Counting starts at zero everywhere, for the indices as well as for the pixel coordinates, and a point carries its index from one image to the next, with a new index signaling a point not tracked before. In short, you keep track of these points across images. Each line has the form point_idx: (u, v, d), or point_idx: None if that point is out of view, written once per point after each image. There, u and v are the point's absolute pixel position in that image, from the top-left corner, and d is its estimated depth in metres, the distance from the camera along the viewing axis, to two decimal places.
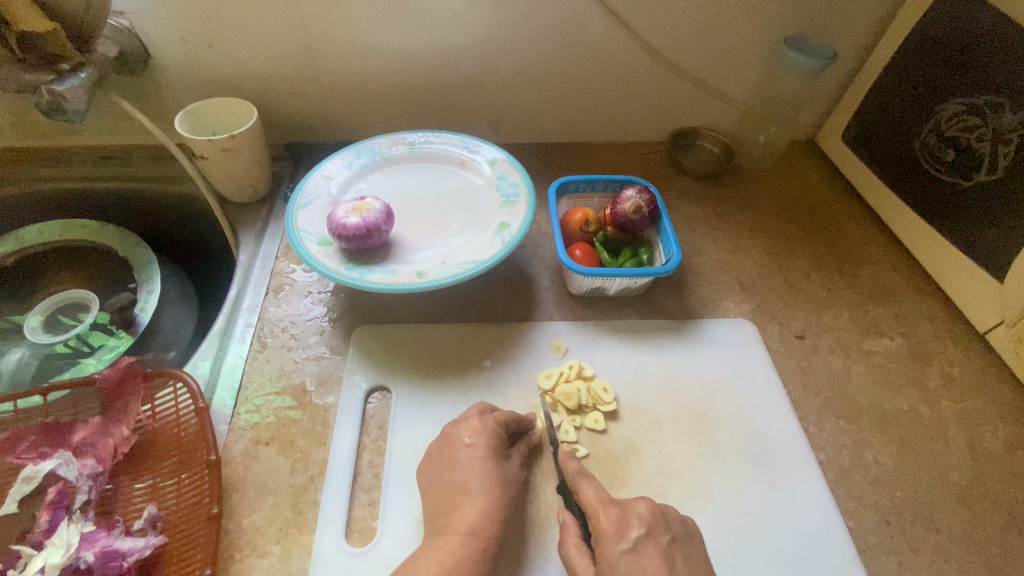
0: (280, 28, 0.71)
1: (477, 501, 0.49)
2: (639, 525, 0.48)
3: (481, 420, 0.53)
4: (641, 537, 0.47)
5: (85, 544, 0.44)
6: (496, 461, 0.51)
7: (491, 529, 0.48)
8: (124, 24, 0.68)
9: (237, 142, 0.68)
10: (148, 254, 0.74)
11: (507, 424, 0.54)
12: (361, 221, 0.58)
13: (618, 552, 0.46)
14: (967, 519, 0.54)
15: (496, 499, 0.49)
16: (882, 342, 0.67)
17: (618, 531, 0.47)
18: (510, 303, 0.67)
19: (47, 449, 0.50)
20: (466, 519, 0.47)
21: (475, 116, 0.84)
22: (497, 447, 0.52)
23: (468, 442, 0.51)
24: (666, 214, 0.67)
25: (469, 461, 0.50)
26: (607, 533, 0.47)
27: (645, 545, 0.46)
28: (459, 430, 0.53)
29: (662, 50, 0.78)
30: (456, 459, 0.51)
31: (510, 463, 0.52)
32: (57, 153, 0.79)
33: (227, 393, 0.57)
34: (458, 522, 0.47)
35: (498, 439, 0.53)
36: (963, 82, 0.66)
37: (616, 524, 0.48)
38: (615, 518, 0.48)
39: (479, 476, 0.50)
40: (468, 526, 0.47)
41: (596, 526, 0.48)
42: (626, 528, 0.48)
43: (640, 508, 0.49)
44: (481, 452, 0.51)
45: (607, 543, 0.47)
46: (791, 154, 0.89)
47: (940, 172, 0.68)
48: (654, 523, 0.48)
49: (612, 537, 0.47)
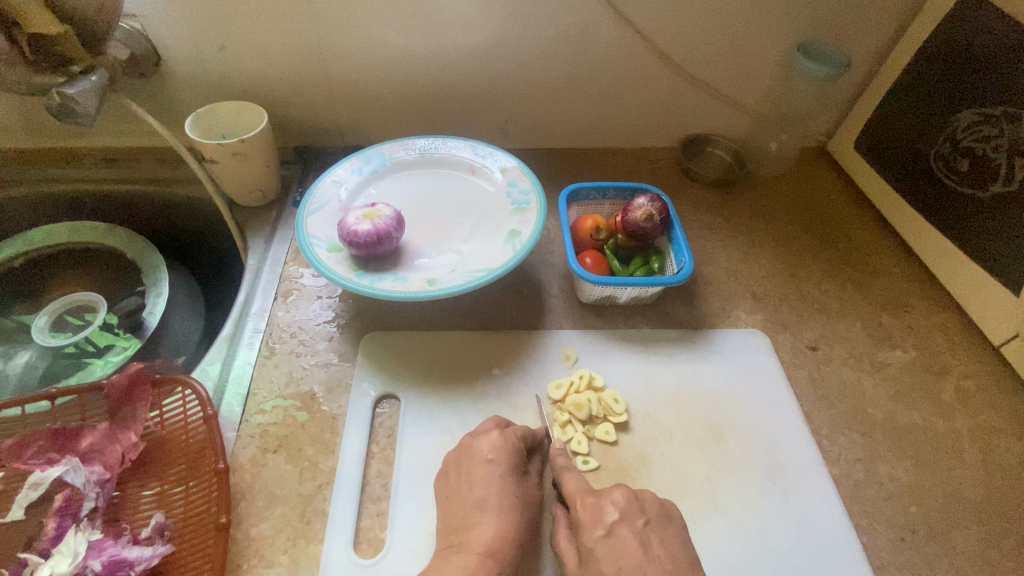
0: (290, 32, 0.71)
1: (491, 520, 0.48)
2: (614, 510, 0.49)
3: (502, 434, 0.53)
4: (616, 521, 0.48)
5: (93, 553, 0.44)
6: (512, 472, 0.51)
7: (506, 546, 0.48)
8: (136, 26, 0.68)
9: (247, 146, 0.67)
10: (156, 257, 0.74)
11: (525, 437, 0.54)
12: (372, 227, 0.57)
13: (594, 538, 0.47)
14: (982, 536, 0.53)
15: (512, 514, 0.49)
16: (895, 354, 0.66)
17: (595, 517, 0.48)
18: (520, 311, 0.66)
19: (54, 455, 0.50)
20: (481, 540, 0.47)
21: (485, 121, 0.84)
22: (517, 463, 0.52)
23: (489, 458, 0.51)
24: (679, 223, 0.66)
25: (486, 476, 0.50)
26: (584, 521, 0.48)
27: (620, 529, 0.48)
28: (479, 442, 0.52)
29: (674, 57, 0.77)
30: (475, 475, 0.50)
31: (526, 481, 0.52)
32: (65, 155, 0.79)
33: (236, 399, 0.57)
34: (471, 543, 0.47)
35: (517, 454, 0.52)
36: (982, 90, 0.65)
37: (592, 512, 0.49)
38: (590, 506, 0.49)
39: (497, 493, 0.50)
40: (484, 545, 0.47)
41: (576, 516, 0.49)
42: (603, 513, 0.49)
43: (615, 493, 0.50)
44: (500, 468, 0.51)
45: (584, 530, 0.48)
46: (803, 162, 0.88)
47: (954, 182, 0.67)
48: (631, 506, 0.49)
49: (589, 524, 0.48)
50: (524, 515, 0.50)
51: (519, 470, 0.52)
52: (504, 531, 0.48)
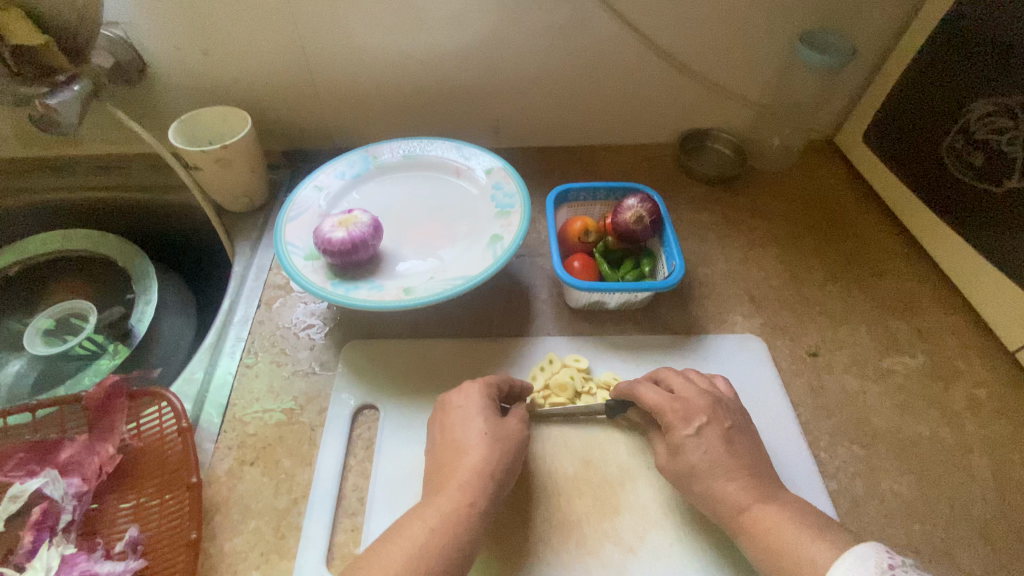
0: (273, 36, 0.70)
1: (475, 453, 0.47)
2: (702, 415, 0.49)
3: (471, 381, 0.52)
4: (705, 422, 0.49)
5: (65, 568, 0.44)
6: (488, 407, 0.50)
7: (491, 483, 0.46)
8: (119, 34, 0.68)
9: (230, 152, 0.67)
10: (146, 264, 0.74)
11: (500, 385, 0.53)
12: (347, 235, 0.56)
13: (683, 436, 0.49)
14: (991, 557, 0.50)
15: (504, 446, 0.48)
16: (902, 361, 0.62)
17: (683, 418, 0.50)
18: (506, 317, 0.64)
19: (34, 466, 0.50)
20: (463, 474, 0.46)
21: (474, 121, 0.82)
22: (490, 405, 0.51)
23: (459, 404, 0.50)
24: (669, 224, 0.63)
25: (463, 419, 0.49)
26: (673, 421, 0.50)
27: (706, 429, 0.49)
28: (450, 395, 0.52)
29: (668, 49, 0.74)
30: (450, 425, 0.49)
31: (507, 421, 0.50)
32: (58, 163, 0.79)
33: (215, 410, 0.56)
34: (454, 479, 0.46)
35: (489, 398, 0.51)
36: (993, 81, 0.60)
37: (680, 414, 0.50)
38: (679, 410, 0.50)
39: (472, 432, 0.48)
40: (463, 478, 0.45)
41: (662, 419, 0.50)
42: (692, 416, 0.50)
43: (697, 401, 0.51)
44: (473, 411, 0.50)
45: (672, 429, 0.49)
46: (808, 157, 0.84)
47: (968, 178, 0.63)
48: (717, 411, 0.50)
49: (677, 423, 0.49)
50: (511, 453, 0.48)
51: (497, 411, 0.51)
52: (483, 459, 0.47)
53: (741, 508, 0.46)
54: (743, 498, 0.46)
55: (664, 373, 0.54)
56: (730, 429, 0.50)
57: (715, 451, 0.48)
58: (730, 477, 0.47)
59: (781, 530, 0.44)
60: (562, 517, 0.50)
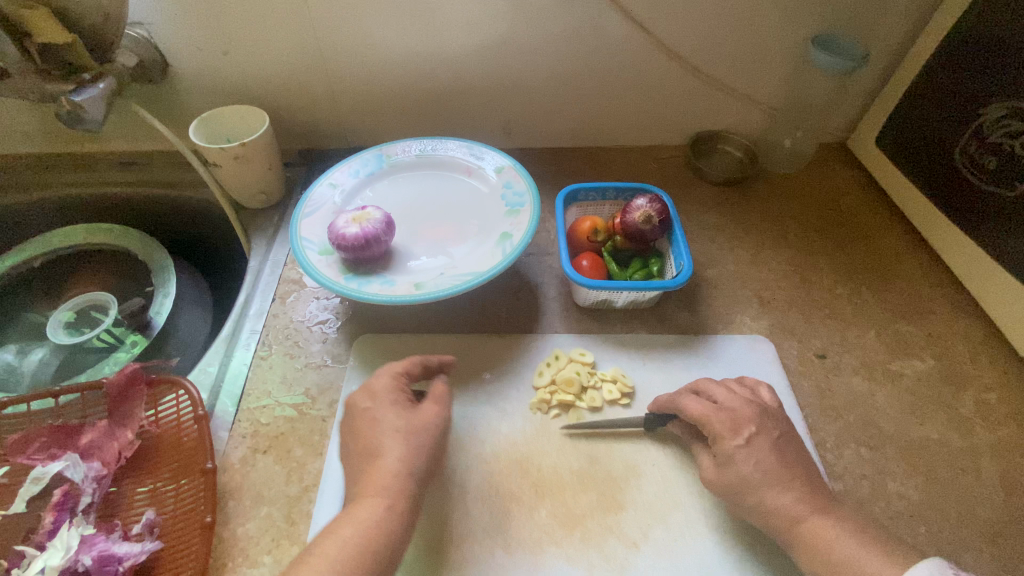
0: (292, 36, 0.71)
1: (396, 452, 0.47)
2: (750, 424, 0.50)
3: (387, 379, 0.51)
4: (754, 432, 0.49)
5: (84, 548, 0.46)
6: (398, 403, 0.50)
7: (410, 481, 0.46)
8: (143, 33, 0.70)
9: (248, 149, 0.68)
10: (165, 258, 0.76)
11: (406, 373, 0.52)
12: (360, 231, 0.57)
13: (734, 446, 0.49)
14: (997, 561, 0.49)
15: (417, 443, 0.48)
16: (911, 364, 0.62)
17: (731, 428, 0.50)
18: (515, 314, 0.65)
19: (56, 450, 0.52)
20: (382, 476, 0.45)
21: (485, 122, 0.83)
22: (404, 401, 0.50)
23: (367, 405, 0.50)
24: (678, 224, 0.64)
25: (371, 419, 0.49)
26: (720, 431, 0.50)
27: (758, 440, 0.49)
28: (354, 396, 0.51)
29: (679, 51, 0.75)
30: (364, 426, 0.49)
31: (421, 410, 0.50)
32: (82, 159, 0.82)
33: (229, 399, 0.58)
34: (374, 483, 0.45)
35: (400, 394, 0.51)
36: (1007, 85, 0.60)
37: (728, 424, 0.50)
38: (727, 419, 0.50)
39: (389, 434, 0.48)
40: (383, 482, 0.45)
41: (709, 430, 0.51)
42: (740, 426, 0.50)
43: (744, 411, 0.51)
44: (380, 411, 0.49)
45: (721, 439, 0.50)
46: (819, 160, 0.84)
47: (982, 182, 0.62)
48: (764, 419, 0.51)
49: (726, 434, 0.50)
50: (426, 445, 0.48)
51: (412, 405, 0.50)
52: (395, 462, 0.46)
53: (796, 520, 0.47)
54: (797, 511, 0.47)
55: (704, 385, 0.55)
56: (779, 438, 0.50)
57: (768, 461, 0.48)
58: (785, 490, 0.47)
59: (838, 542, 0.45)
60: (567, 511, 0.51)
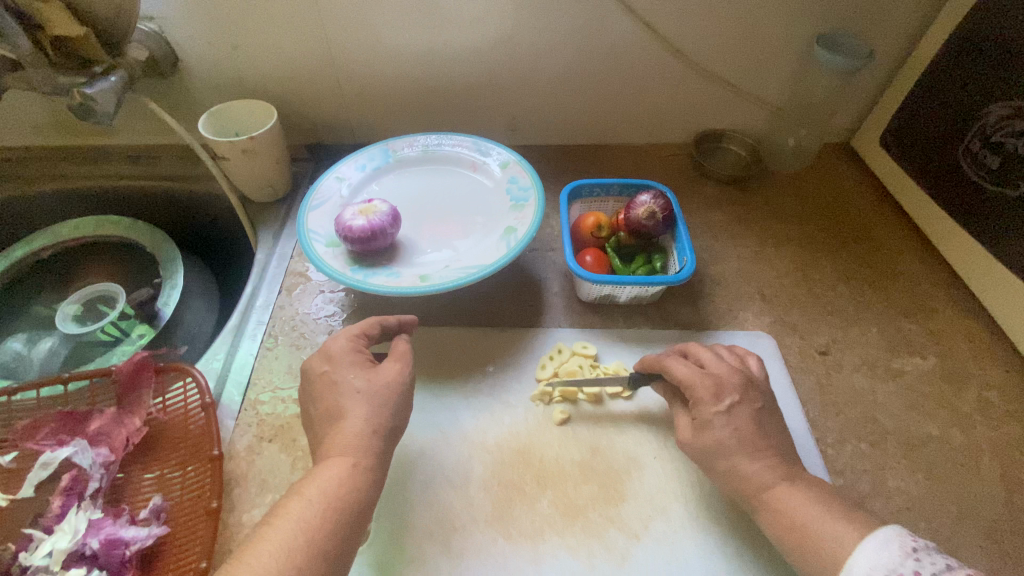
0: (300, 32, 0.72)
1: (360, 412, 0.47)
2: (733, 394, 0.49)
3: (345, 340, 0.52)
4: (735, 402, 0.49)
5: (92, 531, 0.46)
6: (356, 364, 0.50)
7: (375, 440, 0.47)
8: (154, 28, 0.71)
9: (257, 143, 0.69)
10: (173, 251, 0.77)
11: (365, 333, 0.53)
12: (367, 224, 0.58)
13: (714, 412, 0.48)
14: (997, 556, 0.50)
15: (380, 401, 0.48)
16: (913, 361, 0.62)
17: (714, 394, 0.49)
18: (518, 308, 0.66)
19: (65, 436, 0.53)
20: (345, 437, 0.46)
21: (491, 119, 0.84)
22: (362, 362, 0.51)
23: (324, 367, 0.50)
24: (682, 220, 0.64)
25: (331, 382, 0.49)
26: (703, 396, 0.49)
27: (739, 409, 0.49)
28: (311, 360, 0.51)
29: (684, 50, 0.75)
30: (324, 389, 0.49)
31: (382, 369, 0.50)
32: (93, 153, 0.83)
33: (236, 389, 0.58)
34: (337, 445, 0.46)
35: (359, 354, 0.51)
36: (1009, 84, 0.60)
37: (712, 390, 0.49)
38: (711, 386, 0.50)
39: (348, 395, 0.48)
40: (347, 443, 0.46)
41: (691, 393, 0.50)
42: (722, 393, 0.49)
43: (729, 378, 0.50)
44: (339, 372, 0.49)
45: (703, 402, 0.49)
46: (823, 159, 0.84)
47: (985, 181, 0.63)
48: (749, 391, 0.50)
49: (707, 399, 0.49)
50: (390, 404, 0.48)
51: (368, 364, 0.51)
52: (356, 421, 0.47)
53: (763, 486, 0.46)
54: (766, 477, 0.46)
55: (694, 348, 0.54)
56: (759, 410, 0.49)
57: (744, 429, 0.48)
58: (756, 456, 0.47)
59: (804, 508, 0.45)
60: (568, 501, 0.51)
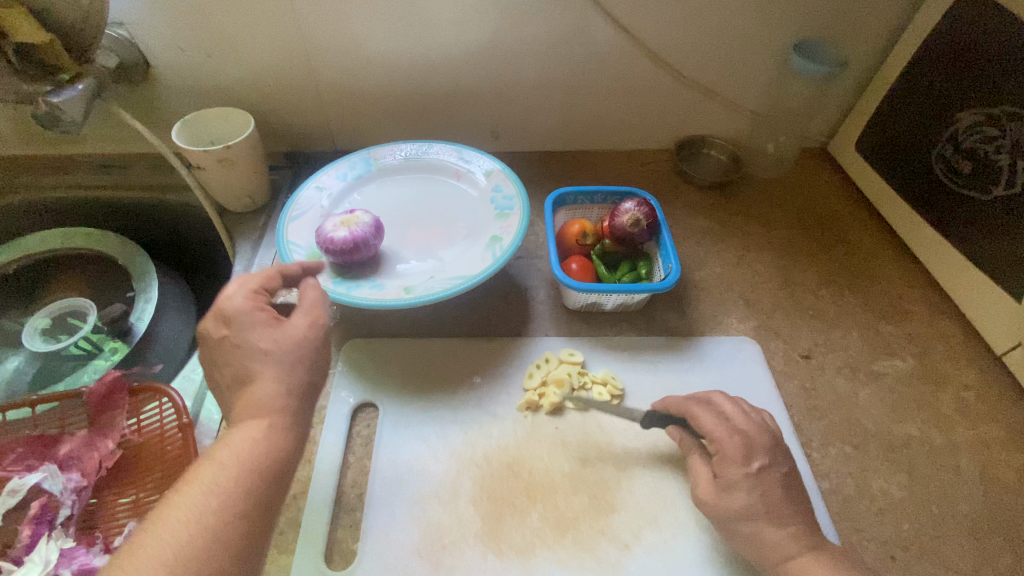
0: (277, 39, 0.71)
1: (271, 371, 0.42)
2: (762, 457, 0.48)
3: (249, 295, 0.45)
4: (762, 467, 0.48)
5: (64, 562, 0.45)
6: (261, 323, 0.44)
7: (293, 401, 0.42)
8: (123, 34, 0.68)
9: (233, 152, 0.67)
10: (148, 264, 0.74)
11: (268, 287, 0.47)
12: (349, 235, 0.57)
13: (740, 474, 0.47)
14: (979, 555, 0.51)
15: (291, 357, 0.43)
16: (892, 363, 0.64)
17: (742, 456, 0.48)
18: (504, 317, 0.65)
19: (33, 462, 0.50)
20: (257, 398, 0.41)
21: (474, 126, 0.83)
22: (266, 317, 0.44)
23: (222, 331, 0.43)
24: (666, 228, 0.64)
25: (233, 346, 0.43)
26: (730, 455, 0.48)
27: (767, 476, 0.47)
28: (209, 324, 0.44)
29: (665, 57, 0.76)
30: (224, 352, 0.43)
31: (290, 323, 0.45)
32: (62, 162, 0.80)
33: (215, 407, 0.57)
34: (249, 407, 0.40)
35: (262, 310, 0.45)
36: (982, 92, 0.62)
37: (741, 450, 0.48)
38: (739, 445, 0.48)
39: (252, 354, 0.42)
40: (259, 407, 0.40)
41: (718, 449, 0.49)
42: (752, 455, 0.48)
43: (759, 438, 0.49)
44: (241, 334, 0.43)
45: (728, 462, 0.48)
46: (801, 164, 0.86)
47: (957, 185, 0.64)
48: (776, 453, 0.49)
49: (734, 460, 0.48)
50: (303, 359, 0.43)
51: (277, 321, 0.45)
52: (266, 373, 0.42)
53: (788, 556, 0.45)
54: (789, 547, 0.45)
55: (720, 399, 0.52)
56: (786, 475, 0.48)
57: (773, 495, 0.47)
58: (781, 524, 0.46)
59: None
60: (558, 513, 0.51)
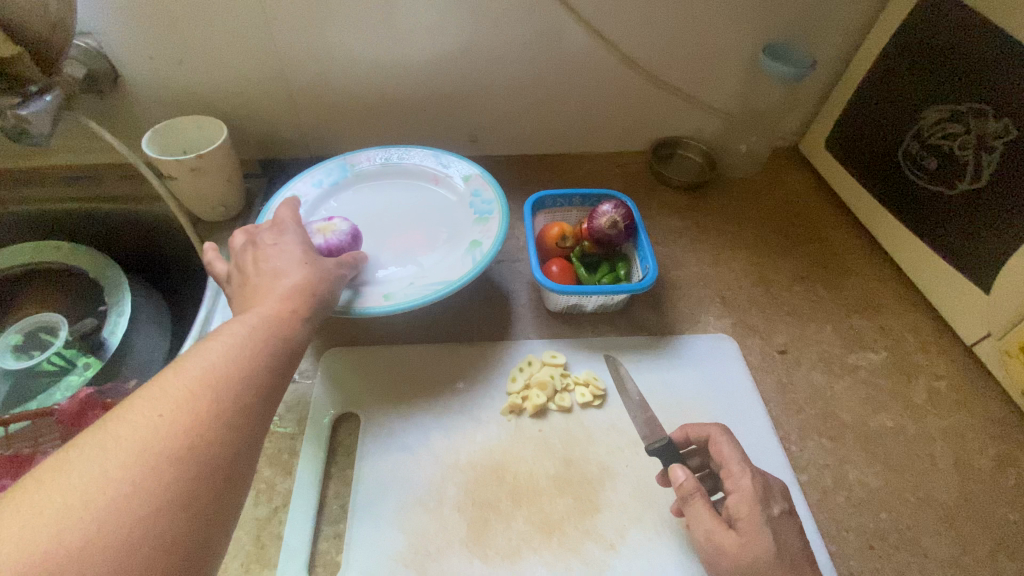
0: (250, 46, 0.70)
1: (302, 273, 0.47)
2: (778, 501, 0.47)
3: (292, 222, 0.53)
4: (779, 512, 0.46)
5: None
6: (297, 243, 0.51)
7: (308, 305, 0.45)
8: (91, 44, 0.67)
9: (206, 161, 0.66)
10: (119, 275, 0.73)
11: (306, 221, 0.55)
12: (324, 242, 0.56)
13: (768, 516, 0.45)
14: (954, 542, 0.52)
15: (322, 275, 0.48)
16: (866, 356, 0.65)
17: (765, 498, 0.47)
18: (486, 321, 0.65)
19: (6, 483, 0.49)
20: (280, 292, 0.44)
21: (451, 131, 0.83)
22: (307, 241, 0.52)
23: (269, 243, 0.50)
24: (643, 228, 0.65)
25: (274, 253, 0.49)
26: (754, 498, 0.46)
27: (785, 521, 0.46)
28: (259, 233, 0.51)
29: (639, 60, 0.76)
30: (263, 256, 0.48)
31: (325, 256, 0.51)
32: (30, 174, 0.78)
33: None
34: (268, 298, 0.44)
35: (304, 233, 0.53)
36: (945, 89, 0.64)
37: (762, 492, 0.47)
38: (761, 487, 0.47)
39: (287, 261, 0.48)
40: (280, 296, 0.44)
41: (742, 491, 0.47)
42: (771, 499, 0.47)
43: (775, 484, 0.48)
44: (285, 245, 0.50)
45: (759, 504, 0.46)
46: (773, 164, 0.88)
47: (924, 181, 0.66)
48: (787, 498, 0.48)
49: (761, 502, 0.46)
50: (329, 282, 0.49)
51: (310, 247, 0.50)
52: (243, 344, 0.39)
53: None
54: None
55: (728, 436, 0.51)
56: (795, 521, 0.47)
57: (788, 542, 0.45)
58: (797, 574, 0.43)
59: None
60: (544, 516, 0.51)
